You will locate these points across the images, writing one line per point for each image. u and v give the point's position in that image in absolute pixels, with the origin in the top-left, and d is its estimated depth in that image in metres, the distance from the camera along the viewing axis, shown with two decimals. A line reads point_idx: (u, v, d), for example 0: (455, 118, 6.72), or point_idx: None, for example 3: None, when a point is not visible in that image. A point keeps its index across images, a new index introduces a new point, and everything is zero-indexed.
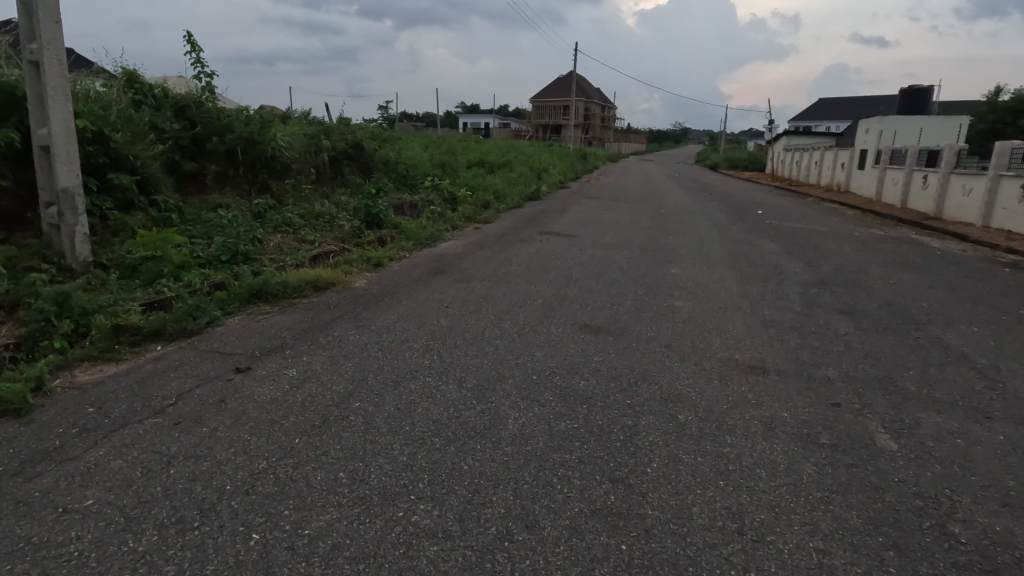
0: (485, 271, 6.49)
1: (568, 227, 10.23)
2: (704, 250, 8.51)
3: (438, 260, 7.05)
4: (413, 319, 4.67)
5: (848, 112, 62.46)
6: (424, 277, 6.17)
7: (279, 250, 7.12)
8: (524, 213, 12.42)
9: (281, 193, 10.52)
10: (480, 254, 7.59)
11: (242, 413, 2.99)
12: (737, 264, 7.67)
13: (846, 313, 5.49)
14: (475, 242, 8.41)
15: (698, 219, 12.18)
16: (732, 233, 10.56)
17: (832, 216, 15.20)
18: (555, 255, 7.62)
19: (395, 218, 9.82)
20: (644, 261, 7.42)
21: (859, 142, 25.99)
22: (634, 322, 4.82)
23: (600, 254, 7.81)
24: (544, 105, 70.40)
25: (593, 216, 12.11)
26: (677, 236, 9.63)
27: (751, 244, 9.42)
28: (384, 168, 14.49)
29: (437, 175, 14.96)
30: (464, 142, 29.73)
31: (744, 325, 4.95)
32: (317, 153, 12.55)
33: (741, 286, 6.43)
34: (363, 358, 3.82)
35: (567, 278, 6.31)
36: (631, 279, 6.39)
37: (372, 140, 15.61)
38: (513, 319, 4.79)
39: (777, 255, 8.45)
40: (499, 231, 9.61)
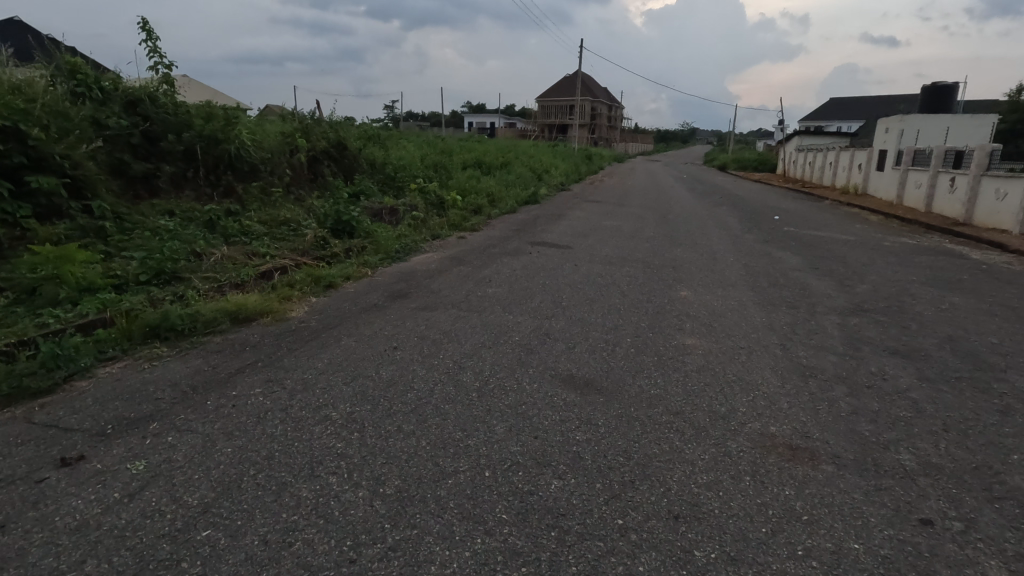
0: (456, 295, 5.41)
1: (564, 236, 9.13)
2: (717, 266, 7.40)
3: (404, 280, 5.96)
4: (345, 368, 3.61)
5: (861, 111, 60.89)
6: (380, 304, 5.09)
7: (220, 266, 6.08)
8: (518, 219, 11.34)
9: (246, 197, 9.51)
10: (455, 272, 6.51)
11: (18, 556, 1.95)
12: (757, 283, 6.57)
13: (899, 354, 4.41)
14: (454, 256, 7.33)
15: (708, 226, 11.05)
16: (748, 244, 9.42)
17: (854, 222, 14.01)
18: (543, 272, 6.54)
19: (369, 226, 8.80)
20: (648, 281, 6.31)
21: (877, 142, 24.71)
22: (632, 373, 3.73)
23: (596, 270, 6.71)
24: (549, 104, 69.20)
25: (593, 223, 10.98)
26: (686, 248, 8.51)
27: (770, 257, 8.29)
28: (369, 170, 13.47)
29: (427, 177, 13.90)
30: (461, 142, 28.56)
31: (773, 374, 3.86)
32: (292, 153, 11.52)
33: (764, 314, 5.33)
34: (255, 436, 2.77)
35: (554, 305, 5.22)
36: (631, 306, 5.30)
37: (358, 139, 14.58)
38: (475, 367, 3.72)
39: (803, 272, 7.33)
40: (485, 241, 8.53)
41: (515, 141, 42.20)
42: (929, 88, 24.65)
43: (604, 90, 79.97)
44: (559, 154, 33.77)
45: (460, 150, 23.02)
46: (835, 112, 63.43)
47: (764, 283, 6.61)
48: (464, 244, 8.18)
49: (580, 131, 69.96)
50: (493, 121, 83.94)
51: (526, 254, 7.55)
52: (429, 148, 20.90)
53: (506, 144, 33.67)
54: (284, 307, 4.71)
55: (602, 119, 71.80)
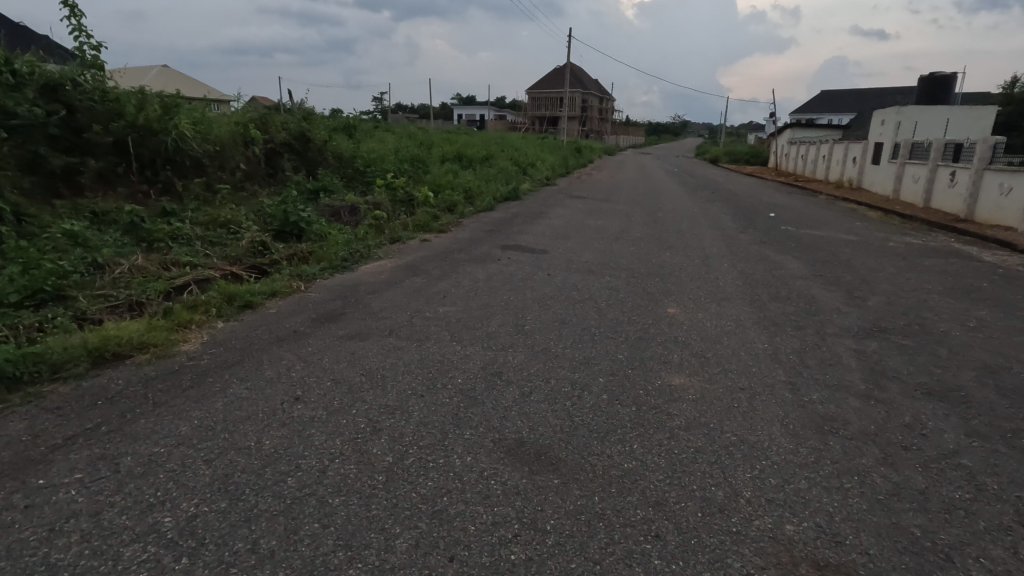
0: (398, 317, 4.49)
1: (539, 239, 8.24)
2: (709, 274, 6.55)
3: (342, 297, 5.04)
4: (218, 433, 2.71)
5: (854, 104, 60.28)
6: (301, 331, 4.16)
7: (125, 280, 5.13)
8: (493, 218, 10.41)
9: (187, 195, 8.53)
10: (407, 284, 5.61)
11: None
12: (755, 296, 5.71)
13: (934, 395, 3.57)
14: (410, 264, 6.40)
15: (700, 226, 10.19)
16: (743, 246, 8.58)
17: (853, 219, 13.21)
18: (509, 284, 5.64)
19: (322, 228, 7.86)
20: (631, 295, 5.43)
21: (873, 135, 23.98)
22: (599, 435, 2.85)
23: (571, 281, 5.83)
24: (538, 96, 68.00)
25: (575, 222, 10.08)
26: (674, 252, 7.67)
27: (768, 262, 7.45)
28: (336, 164, 12.50)
29: (398, 172, 12.93)
30: (444, 135, 27.52)
31: (782, 433, 3.00)
32: (244, 146, 10.52)
33: (766, 337, 4.47)
34: (33, 566, 1.87)
35: (514, 330, 4.33)
36: (607, 330, 4.43)
37: (325, 130, 13.57)
38: (394, 428, 2.82)
39: (805, 281, 6.50)
40: (451, 245, 7.62)
41: (503, 133, 41.11)
42: (926, 78, 23.92)
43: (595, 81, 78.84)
44: (547, 147, 32.77)
45: (441, 142, 22.01)
46: (826, 105, 62.83)
47: (764, 295, 5.76)
48: (426, 249, 7.25)
49: (570, 124, 68.92)
50: (482, 113, 82.58)
51: (494, 261, 6.65)
52: (407, 140, 19.87)
53: (492, 137, 32.64)
54: (174, 338, 3.79)
55: (593, 111, 70.68)
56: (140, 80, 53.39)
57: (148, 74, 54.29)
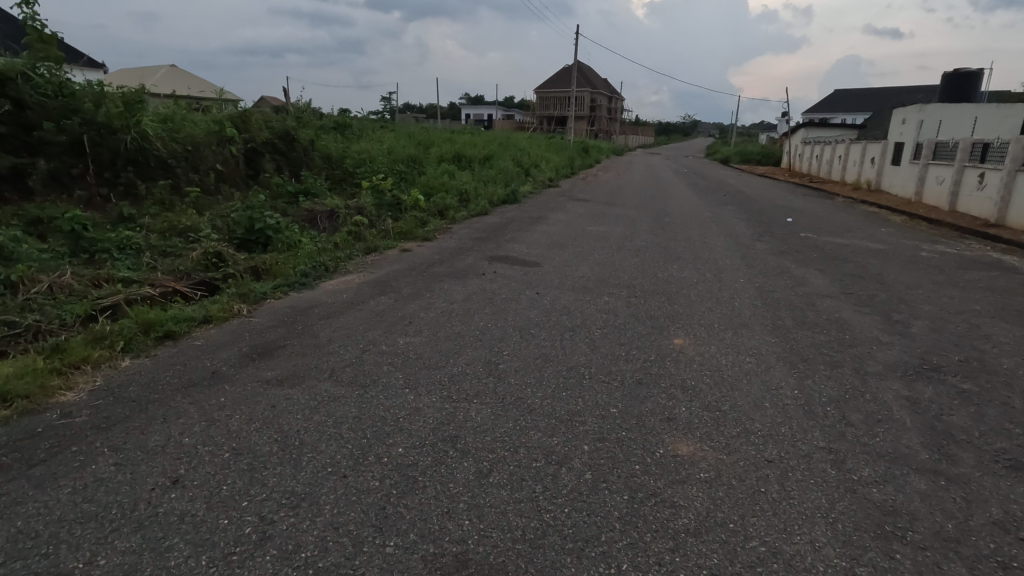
0: (346, 353, 3.72)
1: (533, 249, 7.44)
2: (723, 293, 5.71)
3: (288, 324, 4.27)
4: (40, 548, 1.94)
5: (869, 103, 58.86)
6: (221, 372, 3.39)
7: (38, 302, 4.40)
8: (487, 224, 9.63)
9: (149, 200, 7.82)
10: (371, 305, 4.83)
11: None
12: (778, 322, 4.88)
13: (1022, 472, 2.74)
14: (381, 279, 5.64)
15: (711, 233, 9.35)
16: (759, 257, 7.73)
17: (877, 224, 12.27)
18: (489, 306, 4.85)
19: (293, 236, 7.13)
20: (631, 321, 4.62)
21: (893, 134, 22.92)
22: (577, 546, 2.07)
23: (562, 303, 5.03)
24: (546, 96, 67.11)
25: (575, 229, 9.26)
26: (683, 265, 6.84)
27: (789, 277, 6.60)
28: (323, 165, 11.78)
29: (388, 174, 12.19)
30: (446, 134, 26.73)
31: (830, 540, 2.20)
32: (220, 145, 9.81)
33: (795, 380, 3.65)
34: None
35: (485, 371, 3.54)
36: (599, 371, 3.62)
37: (313, 129, 12.85)
38: (292, 537, 2.04)
39: (834, 302, 5.65)
40: (433, 256, 6.84)
41: (509, 133, 40.24)
42: (950, 75, 22.82)
43: (604, 81, 77.79)
44: (553, 147, 31.88)
45: (440, 142, 21.22)
46: (841, 104, 61.41)
47: (788, 320, 4.93)
48: (404, 261, 6.49)
49: (578, 123, 67.96)
50: (490, 112, 81.80)
51: (477, 276, 5.86)
52: (404, 140, 19.10)
53: (496, 137, 31.81)
54: (53, 385, 3.03)
55: (601, 110, 69.61)
56: (145, 80, 53.12)
57: (153, 75, 53.98)
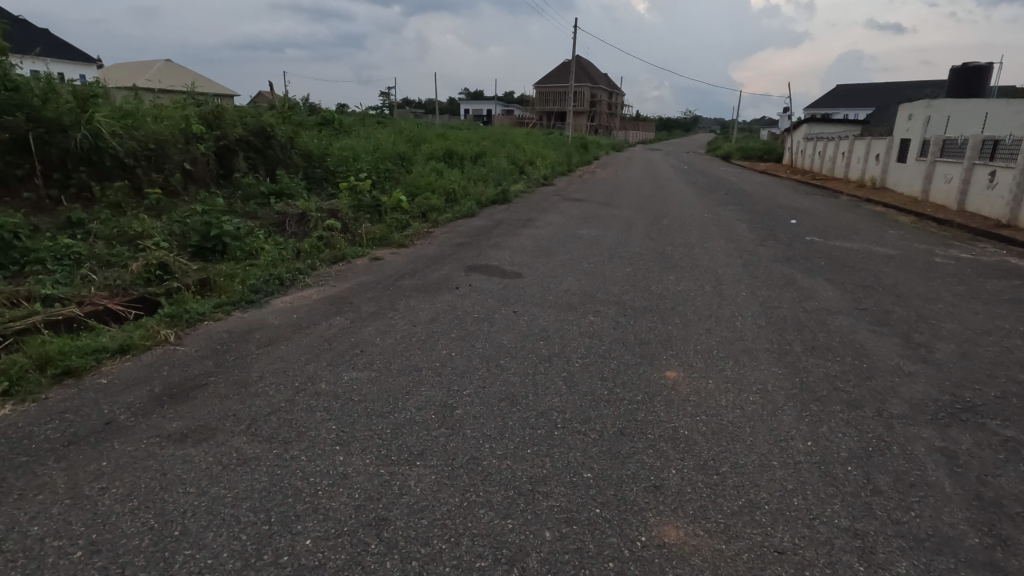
0: (276, 395, 3.14)
1: (516, 257, 6.86)
2: (723, 310, 5.13)
3: (219, 354, 3.69)
4: None
5: (872, 98, 58.07)
6: (117, 422, 2.82)
7: None
8: (471, 227, 9.04)
9: (103, 203, 7.24)
10: (323, 328, 4.26)
11: None
12: (785, 346, 4.30)
13: None
14: (342, 294, 5.06)
15: (711, 237, 8.77)
16: (763, 265, 7.14)
17: (886, 226, 11.66)
18: (458, 329, 4.28)
19: (255, 243, 6.55)
20: (617, 348, 4.05)
21: (899, 130, 22.29)
22: None
23: (540, 324, 4.46)
24: (545, 91, 66.33)
25: (565, 233, 8.66)
26: (678, 275, 6.26)
27: (796, 289, 6.01)
28: (302, 163, 11.19)
29: (372, 173, 11.59)
30: (440, 130, 26.08)
31: None
32: (187, 143, 9.21)
33: (806, 429, 3.08)
34: None
35: (438, 419, 2.96)
36: (574, 416, 3.05)
37: (293, 126, 12.25)
38: None
39: (845, 319, 5.07)
40: (406, 265, 6.26)
41: (507, 129, 39.58)
42: (958, 69, 22.17)
43: (605, 76, 76.92)
44: (550, 144, 31.23)
45: (433, 138, 20.58)
46: (844, 100, 60.60)
47: (796, 344, 4.35)
48: (372, 272, 5.91)
49: (578, 119, 67.18)
50: (488, 107, 80.97)
51: (450, 290, 5.28)
52: (395, 137, 18.47)
53: (493, 133, 31.15)
54: None
55: (602, 106, 68.76)
56: (139, 76, 52.44)
57: (148, 70, 53.29)
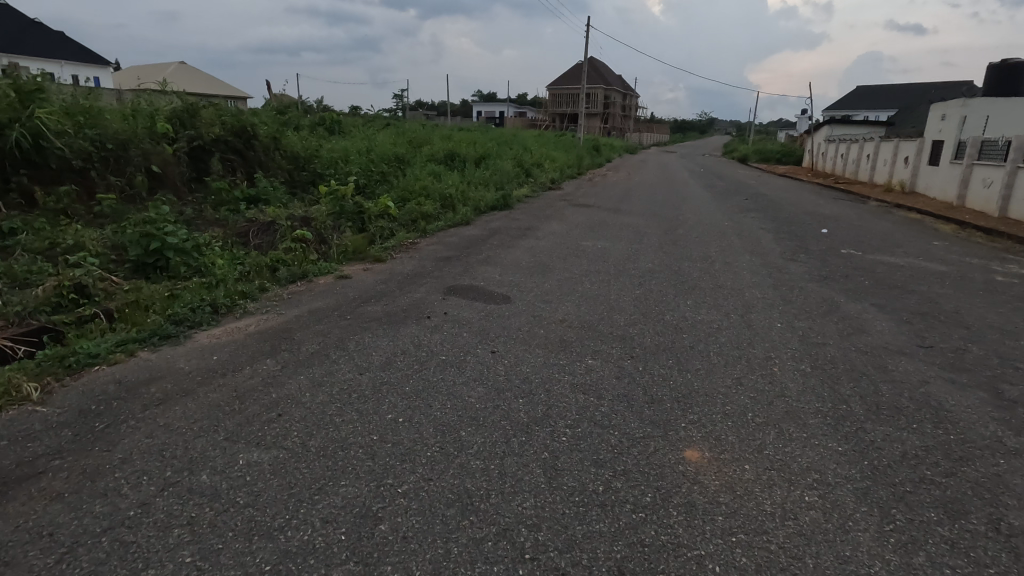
0: (132, 495, 2.23)
1: (508, 275, 5.91)
2: (754, 349, 4.14)
3: (89, 418, 2.79)
4: None
5: (895, 99, 56.22)
6: None
7: None
8: (463, 236, 8.09)
9: (44, 210, 6.44)
10: (244, 375, 3.34)
11: None
12: (839, 406, 3.30)
13: None
14: (285, 327, 4.15)
15: (734, 249, 7.73)
16: (796, 285, 6.12)
17: (928, 236, 10.50)
18: (415, 380, 3.33)
19: (206, 258, 5.69)
20: (621, 411, 3.08)
21: (931, 131, 20.99)
22: None
23: (523, 372, 3.50)
24: (558, 93, 65.31)
25: (568, 244, 7.68)
26: (697, 300, 5.27)
27: (841, 318, 4.99)
28: (285, 166, 10.38)
29: (361, 177, 10.72)
30: (446, 131, 25.19)
31: None
32: (154, 144, 8.41)
33: (894, 561, 2.09)
34: None
35: (351, 545, 2.02)
36: (552, 537, 2.09)
37: (279, 126, 11.44)
38: None
39: (909, 362, 4.05)
40: (377, 285, 5.36)
41: (518, 131, 38.62)
42: (996, 67, 20.77)
43: (619, 77, 75.69)
44: (561, 146, 30.22)
45: (435, 140, 19.67)
46: (866, 101, 58.79)
47: (854, 403, 3.35)
48: (333, 295, 5.00)
49: (591, 121, 66.07)
50: (500, 109, 80.08)
51: (418, 321, 4.35)
52: (395, 138, 17.60)
53: (501, 135, 30.22)
54: None
55: (615, 108, 67.56)
56: (152, 79, 52.42)
57: (160, 73, 53.21)
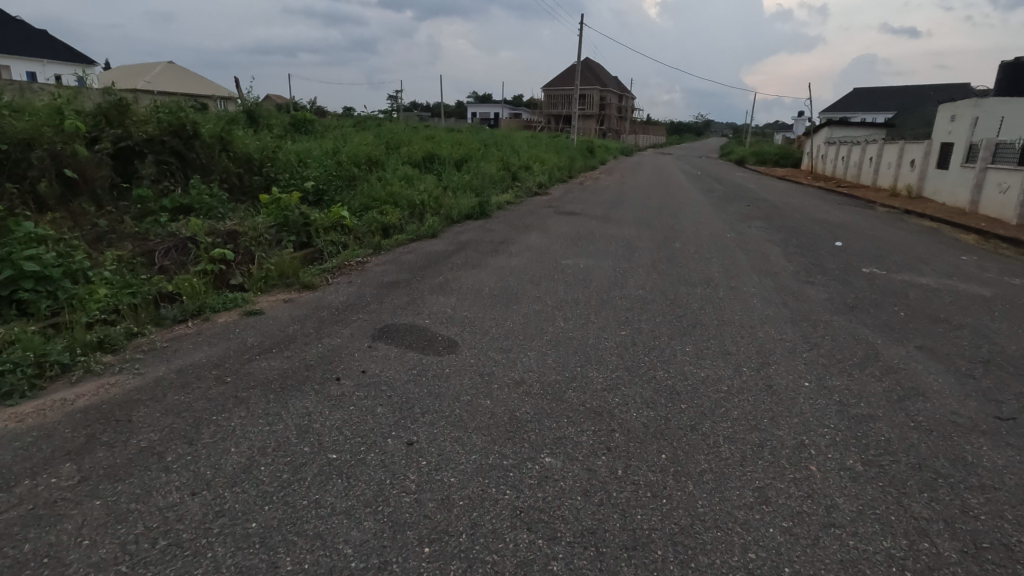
0: None
1: (463, 306, 4.76)
2: (778, 427, 3.02)
3: None
4: None
5: (894, 101, 55.39)
6: None
7: None
8: (424, 252, 6.93)
9: None
10: (16, 497, 2.20)
11: None
12: (919, 546, 2.18)
13: None
14: (131, 397, 3.00)
15: (739, 270, 6.61)
16: (818, 318, 5.01)
17: (954, 249, 9.40)
18: (273, 505, 2.19)
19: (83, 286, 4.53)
20: (584, 570, 1.95)
21: (939, 132, 19.99)
22: None
23: (445, 484, 2.36)
24: (552, 94, 64.28)
25: (545, 263, 6.53)
26: (698, 345, 4.13)
27: (881, 371, 3.88)
28: (233, 170, 9.23)
29: (318, 183, 9.55)
30: (432, 132, 24.05)
31: None
32: (66, 144, 7.23)
33: None
34: None
35: None
36: None
37: (232, 125, 10.30)
38: None
39: (992, 449, 2.93)
40: (291, 325, 4.21)
41: (511, 133, 37.51)
42: (1008, 65, 19.74)
43: (614, 78, 74.78)
44: (553, 148, 29.04)
45: (416, 140, 18.49)
46: (865, 102, 57.91)
47: (939, 539, 2.22)
48: (226, 342, 3.84)
49: (587, 122, 65.09)
50: (495, 111, 79.05)
51: (321, 387, 3.20)
52: (371, 139, 16.41)
53: (491, 136, 29.06)
54: None
55: (611, 109, 66.50)
56: (137, 78, 51.07)
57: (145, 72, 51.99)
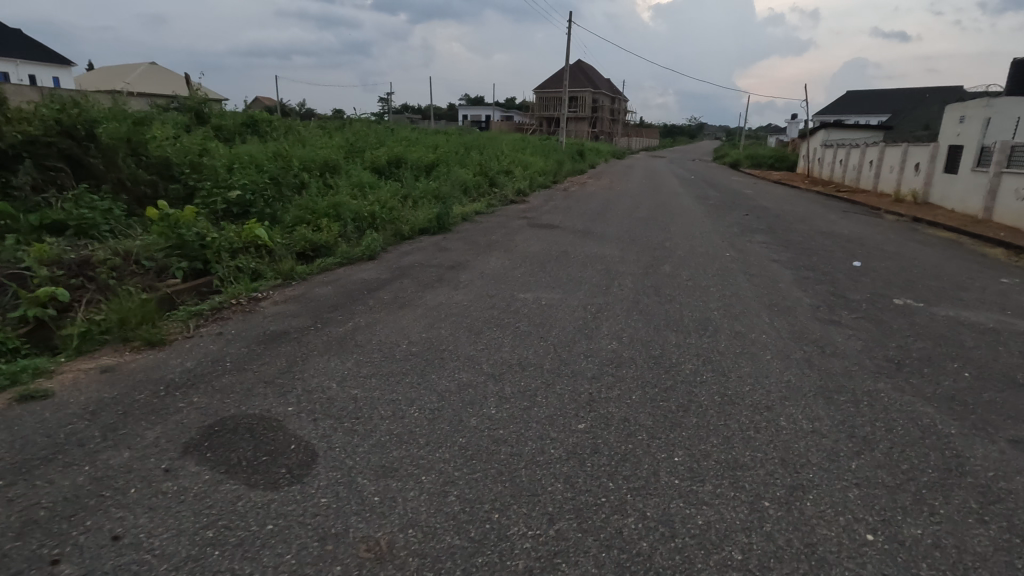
0: None
1: (358, 379, 3.31)
2: None
3: None
4: None
5: (889, 103, 54.52)
6: None
7: None
8: (347, 283, 5.52)
9: None
10: None
11: None
12: None
13: None
14: None
15: (745, 306, 5.21)
16: (857, 386, 3.62)
17: (989, 268, 8.08)
18: None
19: None
20: None
21: (946, 134, 18.76)
22: None
23: None
24: (543, 96, 63.04)
25: (497, 298, 5.12)
26: (695, 452, 2.72)
27: (976, 500, 2.49)
28: (141, 177, 7.76)
29: (244, 193, 8.07)
30: (410, 134, 22.64)
31: None
32: None
33: None
34: None
35: None
36: None
37: (149, 126, 8.82)
38: None
39: None
40: (74, 420, 2.76)
41: (499, 135, 36.22)
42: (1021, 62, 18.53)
43: (606, 80, 73.72)
44: (540, 150, 27.66)
45: (385, 142, 17.02)
46: (860, 105, 56.99)
47: None
48: None
49: (579, 125, 63.95)
50: (486, 113, 77.71)
51: None
52: (333, 142, 14.92)
53: (475, 138, 27.68)
54: None
55: (604, 111, 65.34)
56: (116, 79, 49.45)
57: (123, 73, 50.37)
